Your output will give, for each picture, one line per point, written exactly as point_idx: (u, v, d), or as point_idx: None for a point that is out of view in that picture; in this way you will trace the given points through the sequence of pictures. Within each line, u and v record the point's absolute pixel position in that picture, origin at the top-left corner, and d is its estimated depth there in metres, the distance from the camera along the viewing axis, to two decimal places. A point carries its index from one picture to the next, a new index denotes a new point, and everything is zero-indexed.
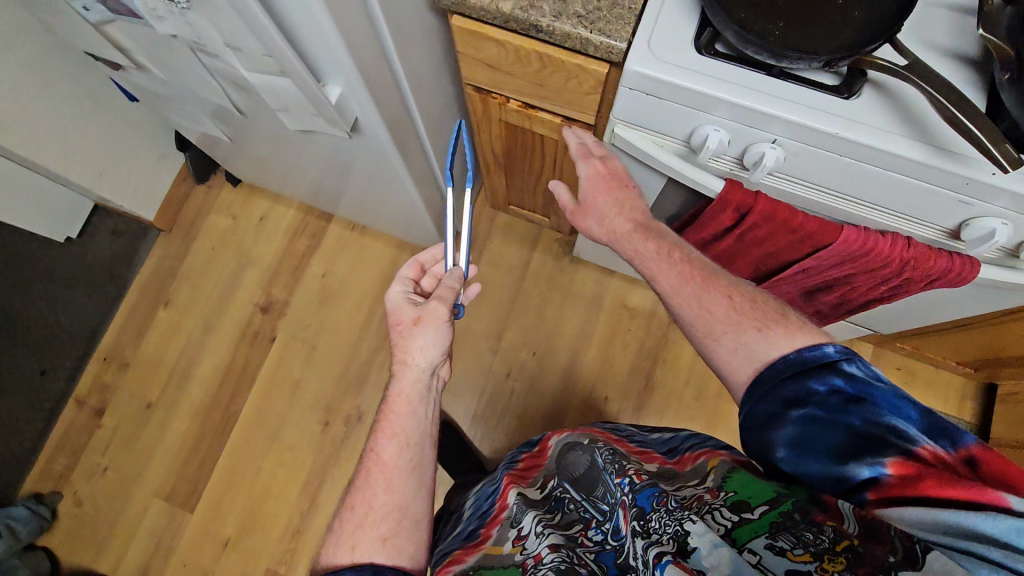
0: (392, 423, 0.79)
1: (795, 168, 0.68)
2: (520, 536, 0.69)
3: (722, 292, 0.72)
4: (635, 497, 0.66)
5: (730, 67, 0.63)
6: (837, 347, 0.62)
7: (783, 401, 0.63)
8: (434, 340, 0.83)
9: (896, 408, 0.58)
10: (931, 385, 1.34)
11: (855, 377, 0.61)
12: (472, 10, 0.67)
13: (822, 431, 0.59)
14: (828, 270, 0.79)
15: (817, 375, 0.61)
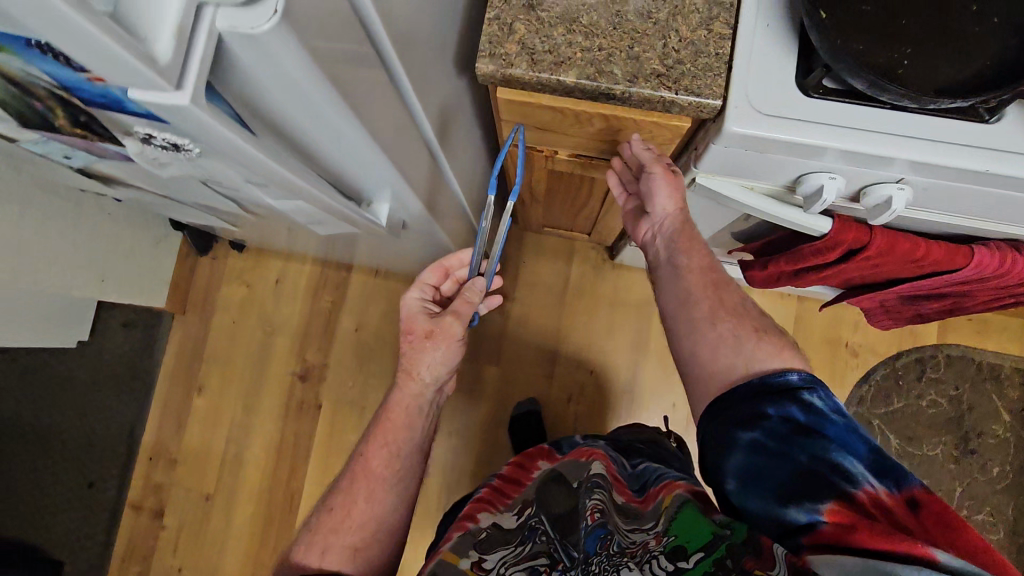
0: (389, 430, 0.75)
1: (922, 202, 0.59)
2: (482, 564, 0.59)
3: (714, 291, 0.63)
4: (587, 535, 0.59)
5: (846, 108, 0.53)
6: (801, 373, 0.56)
7: (735, 419, 0.55)
8: (445, 357, 0.80)
9: (847, 443, 0.52)
10: (1008, 331, 1.28)
11: (812, 407, 0.54)
12: (527, 86, 0.56)
13: (771, 463, 0.52)
14: (946, 287, 0.71)
15: (771, 401, 0.54)
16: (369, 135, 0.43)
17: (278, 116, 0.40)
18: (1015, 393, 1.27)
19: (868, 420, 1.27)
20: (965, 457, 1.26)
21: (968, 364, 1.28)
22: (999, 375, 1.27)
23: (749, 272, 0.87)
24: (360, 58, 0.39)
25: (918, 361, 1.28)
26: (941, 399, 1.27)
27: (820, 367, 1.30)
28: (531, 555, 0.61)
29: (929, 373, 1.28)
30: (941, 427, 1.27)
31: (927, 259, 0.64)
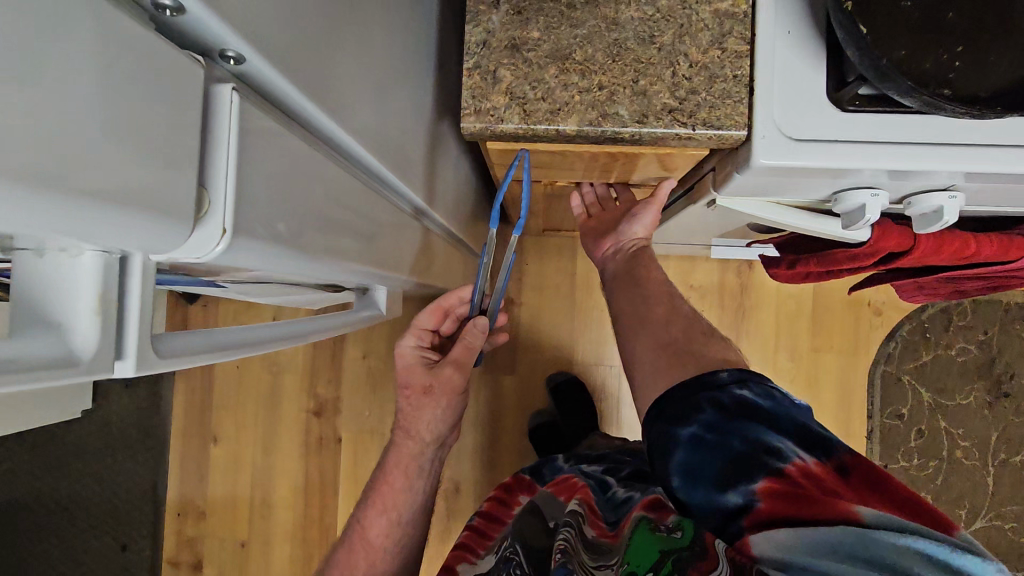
0: (386, 496, 0.75)
1: (975, 202, 0.52)
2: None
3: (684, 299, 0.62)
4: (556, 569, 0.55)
5: (891, 121, 0.46)
6: (732, 370, 0.50)
7: (673, 419, 0.49)
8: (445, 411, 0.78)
9: (782, 426, 0.47)
10: None
11: (742, 397, 0.48)
12: (522, 139, 0.50)
13: (709, 458, 0.46)
14: (992, 274, 0.66)
15: (704, 397, 0.49)
16: (336, 236, 0.39)
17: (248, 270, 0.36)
18: None
19: (898, 378, 1.24)
20: (1000, 401, 1.23)
21: (995, 306, 1.24)
22: None
23: (771, 271, 0.81)
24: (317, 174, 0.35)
25: (944, 311, 1.24)
26: (970, 346, 1.24)
27: (845, 331, 1.26)
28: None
29: (956, 321, 1.24)
30: (973, 375, 1.24)
31: (976, 256, 0.59)
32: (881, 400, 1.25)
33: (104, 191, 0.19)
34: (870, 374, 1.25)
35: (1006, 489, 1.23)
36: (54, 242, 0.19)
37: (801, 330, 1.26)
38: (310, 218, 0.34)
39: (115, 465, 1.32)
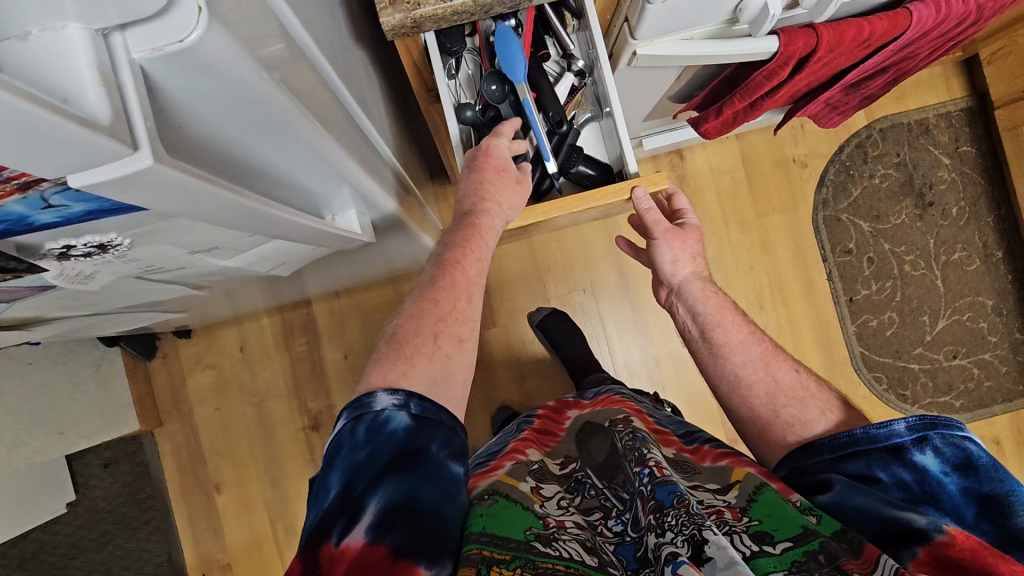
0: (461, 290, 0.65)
1: None
2: (541, 491, 0.63)
3: (789, 369, 0.68)
4: (655, 489, 0.54)
5: None
6: (909, 421, 0.53)
7: (844, 466, 0.56)
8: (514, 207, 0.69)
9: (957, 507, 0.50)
10: (924, 84, 1.34)
11: (920, 462, 0.52)
12: (442, 21, 0.51)
13: (869, 497, 0.52)
14: (891, 58, 0.72)
15: (876, 451, 0.54)
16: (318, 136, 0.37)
17: (237, 158, 0.34)
18: (947, 137, 1.35)
19: (838, 218, 1.34)
20: (928, 211, 1.35)
21: (899, 130, 1.35)
22: (928, 128, 1.35)
23: (703, 129, 0.85)
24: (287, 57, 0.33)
25: (859, 147, 1.34)
26: (889, 171, 1.35)
27: (781, 190, 1.34)
28: (588, 511, 0.62)
29: (871, 153, 1.35)
30: (899, 195, 1.35)
31: (872, 37, 0.64)
32: (830, 243, 1.34)
33: None
34: (815, 223, 1.34)
35: (954, 286, 1.35)
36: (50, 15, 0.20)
37: (743, 201, 1.33)
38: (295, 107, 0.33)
39: (121, 548, 1.24)
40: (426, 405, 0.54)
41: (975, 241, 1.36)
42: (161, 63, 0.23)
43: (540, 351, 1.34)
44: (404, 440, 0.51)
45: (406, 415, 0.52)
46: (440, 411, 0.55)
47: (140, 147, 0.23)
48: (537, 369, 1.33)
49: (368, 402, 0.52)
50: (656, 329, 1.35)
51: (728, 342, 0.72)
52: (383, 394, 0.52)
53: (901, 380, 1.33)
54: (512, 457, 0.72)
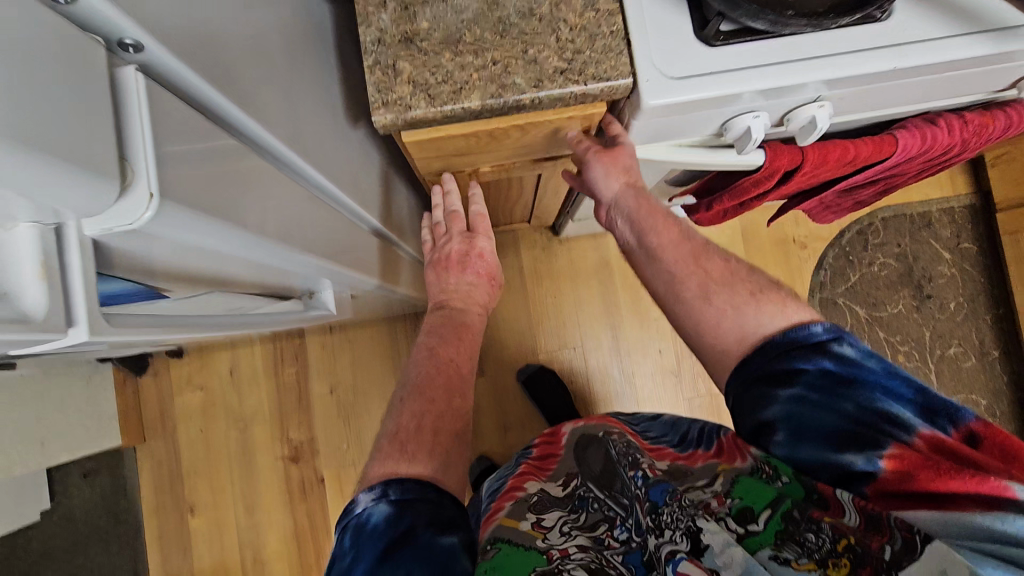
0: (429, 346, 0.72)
1: (843, 108, 0.59)
2: (542, 525, 0.65)
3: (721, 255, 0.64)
4: (650, 490, 0.62)
5: (753, 50, 0.52)
6: (824, 324, 0.55)
7: (769, 378, 0.55)
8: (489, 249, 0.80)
9: (890, 388, 0.51)
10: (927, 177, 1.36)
11: (842, 355, 0.53)
12: (434, 123, 0.53)
13: (815, 415, 0.52)
14: (879, 176, 0.73)
15: (797, 359, 0.54)
16: (286, 245, 0.40)
17: (205, 275, 0.37)
18: (949, 231, 1.35)
19: (834, 301, 1.34)
20: (926, 303, 1.35)
21: (902, 220, 1.35)
22: (930, 221, 1.35)
23: (695, 216, 0.86)
24: (258, 181, 0.36)
25: (860, 233, 1.35)
26: (889, 260, 1.35)
27: (779, 268, 1.35)
28: (591, 524, 0.65)
29: (871, 240, 1.35)
30: (897, 284, 1.35)
31: (857, 159, 0.66)
32: None
33: (80, 180, 0.22)
34: (811, 304, 1.34)
35: (948, 381, 1.33)
36: (3, 219, 0.22)
37: None
38: (259, 228, 0.36)
39: (89, 561, 1.24)
40: (404, 487, 0.54)
41: (972, 338, 1.35)
42: (112, 238, 0.25)
43: (524, 404, 1.34)
44: (386, 530, 0.51)
45: (385, 503, 0.53)
46: (423, 487, 0.54)
47: (79, 323, 0.26)
48: (520, 421, 1.33)
49: (354, 508, 0.54)
50: (643, 394, 1.35)
51: (664, 244, 0.64)
52: (361, 491, 0.53)
53: None
54: (512, 493, 0.74)
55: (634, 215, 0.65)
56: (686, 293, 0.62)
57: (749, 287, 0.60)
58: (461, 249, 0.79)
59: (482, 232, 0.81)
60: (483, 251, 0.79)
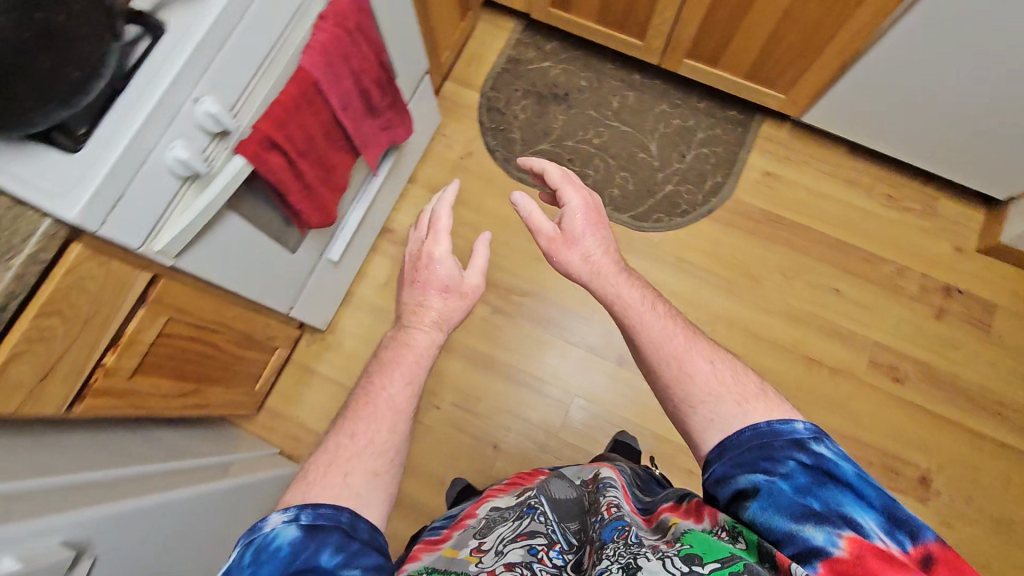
0: (393, 381, 0.66)
1: (226, 89, 0.70)
2: (478, 548, 0.67)
3: (705, 357, 0.74)
4: (602, 531, 0.63)
5: (102, 128, 0.61)
6: (805, 425, 0.62)
7: (754, 458, 0.61)
8: (454, 311, 0.73)
9: (860, 487, 0.55)
10: (485, 43, 1.64)
11: (815, 451, 0.59)
12: None
13: (784, 495, 0.57)
14: (346, 84, 0.87)
15: (779, 446, 0.61)
16: None
17: None
18: (530, 54, 1.62)
19: (526, 158, 1.54)
20: (570, 99, 1.58)
21: (502, 76, 1.61)
22: (514, 61, 1.62)
23: (308, 221, 0.98)
24: None
25: (489, 108, 1.58)
26: (522, 102, 1.59)
27: (474, 182, 1.53)
28: (525, 533, 0.66)
29: (500, 105, 1.59)
30: (543, 109, 1.58)
31: (294, 97, 0.79)
32: (536, 177, 1.53)
33: None
34: (517, 175, 1.53)
35: (635, 122, 1.57)
36: None
37: (459, 212, 1.50)
38: None
39: None
40: (318, 512, 0.53)
41: (616, 85, 1.59)
42: None
43: (442, 450, 1.34)
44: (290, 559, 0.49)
45: (294, 529, 0.51)
46: (337, 513, 0.54)
47: None
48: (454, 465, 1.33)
49: (260, 524, 0.51)
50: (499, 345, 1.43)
51: (653, 353, 0.76)
52: (273, 511, 0.51)
53: (671, 204, 1.50)
54: (461, 526, 0.75)
55: (625, 306, 0.80)
56: (678, 396, 0.72)
57: (735, 397, 0.69)
58: (443, 303, 0.72)
59: (432, 284, 0.72)
60: (450, 312, 0.72)
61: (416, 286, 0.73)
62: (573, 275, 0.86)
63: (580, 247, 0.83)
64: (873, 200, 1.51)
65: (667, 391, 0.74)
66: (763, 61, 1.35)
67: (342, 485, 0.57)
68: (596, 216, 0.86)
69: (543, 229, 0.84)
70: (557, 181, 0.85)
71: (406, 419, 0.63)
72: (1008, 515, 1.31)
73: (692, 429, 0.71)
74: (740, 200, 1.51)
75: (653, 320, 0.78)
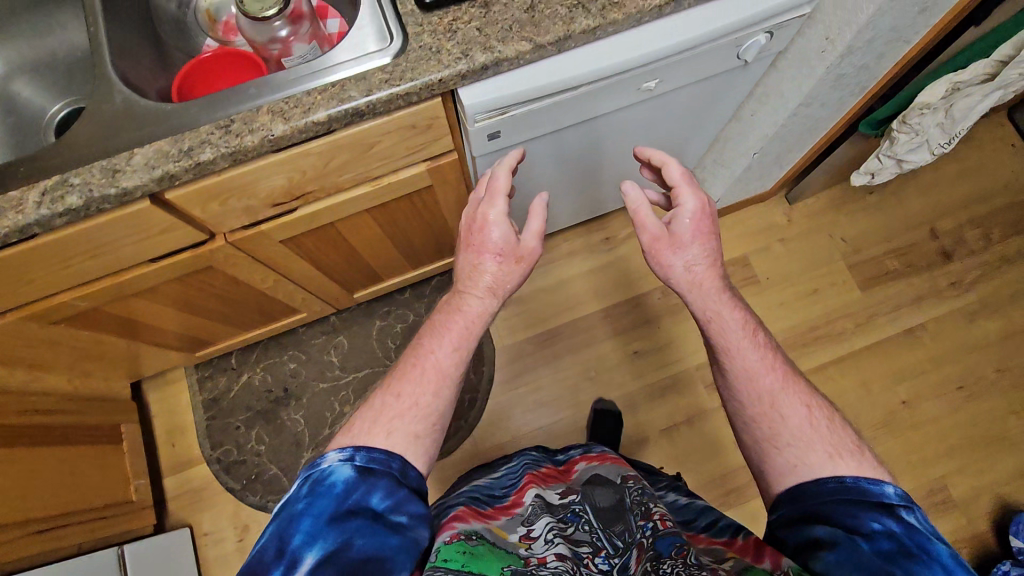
0: (442, 342, 0.72)
1: None
2: (528, 535, 0.71)
3: (804, 401, 0.70)
4: (657, 541, 0.68)
5: None
6: (897, 491, 0.61)
7: (834, 512, 0.62)
8: (508, 277, 0.75)
9: (946, 572, 0.55)
10: (169, 407, 1.40)
11: (907, 521, 0.59)
12: None
13: (863, 552, 0.57)
14: None
15: (866, 507, 0.60)
16: None
17: None
18: (223, 381, 1.41)
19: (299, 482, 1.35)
20: (293, 392, 1.41)
21: (214, 424, 1.39)
22: (213, 399, 1.40)
23: None
24: None
25: (225, 465, 1.36)
26: (252, 433, 1.38)
27: None
28: (573, 539, 0.72)
29: (234, 452, 1.37)
30: (277, 420, 1.39)
31: None
32: None
33: None
34: None
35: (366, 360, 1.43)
36: None
37: None
38: None
39: None
40: (372, 454, 0.62)
41: (320, 342, 1.44)
42: None
43: None
44: (343, 496, 0.59)
45: (350, 466, 0.60)
46: (388, 458, 0.63)
47: None
48: None
49: (320, 462, 0.60)
50: None
51: (744, 385, 0.72)
52: (333, 450, 0.60)
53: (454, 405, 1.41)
54: (508, 511, 0.77)
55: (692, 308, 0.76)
56: (757, 418, 0.70)
57: (827, 448, 0.66)
58: (488, 278, 0.74)
59: (517, 257, 0.75)
60: (501, 285, 0.75)
61: (481, 253, 0.74)
62: (664, 279, 0.78)
63: (683, 260, 0.75)
64: (599, 253, 1.50)
65: (739, 407, 0.72)
66: (421, 255, 1.25)
67: (386, 443, 0.64)
68: (711, 226, 0.75)
69: (643, 215, 0.76)
70: (676, 180, 0.75)
71: (449, 387, 0.70)
72: (886, 412, 1.39)
73: (763, 462, 0.69)
74: (504, 348, 1.45)
75: (760, 343, 0.73)
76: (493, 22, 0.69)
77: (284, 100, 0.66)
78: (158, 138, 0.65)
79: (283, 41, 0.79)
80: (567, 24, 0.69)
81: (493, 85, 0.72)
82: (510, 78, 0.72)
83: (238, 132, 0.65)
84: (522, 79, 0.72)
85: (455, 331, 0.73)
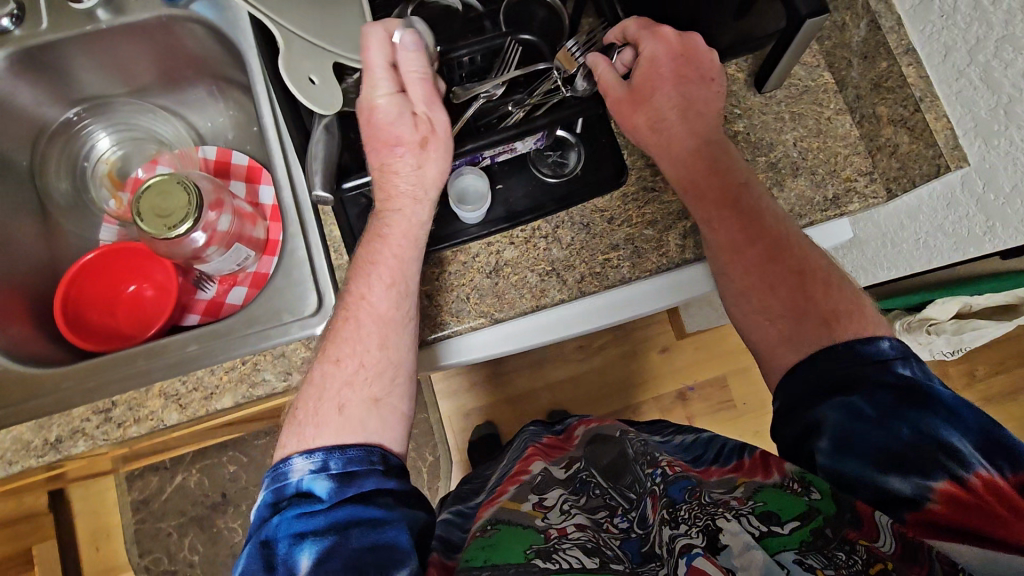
0: (381, 270, 0.51)
1: None
2: (541, 503, 0.53)
3: (816, 279, 0.51)
4: (667, 486, 0.49)
5: None
6: (892, 342, 0.47)
7: (830, 385, 0.46)
8: (423, 158, 0.51)
9: (949, 417, 0.42)
10: (95, 507, 1.30)
11: (904, 374, 0.45)
12: None
13: (873, 418, 0.43)
14: None
15: (874, 373, 0.45)
16: None
17: None
18: (154, 484, 1.30)
19: None
20: (232, 499, 1.29)
21: (143, 532, 1.29)
22: (143, 505, 1.29)
23: None
24: None
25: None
26: (185, 545, 1.28)
27: None
28: (591, 508, 0.53)
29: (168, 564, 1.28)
30: (212, 531, 1.29)
31: None
32: None
33: None
34: None
35: None
36: None
37: None
38: None
39: None
40: (347, 451, 0.46)
41: (263, 442, 1.30)
42: None
43: None
44: (330, 499, 0.43)
45: (326, 476, 0.44)
46: (369, 450, 0.47)
47: None
48: None
49: (284, 469, 0.44)
50: None
51: (756, 266, 0.53)
52: (294, 454, 0.44)
53: None
54: (515, 479, 0.58)
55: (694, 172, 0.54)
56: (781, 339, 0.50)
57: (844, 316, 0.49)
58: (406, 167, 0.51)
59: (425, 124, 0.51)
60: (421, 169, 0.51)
61: (394, 147, 0.51)
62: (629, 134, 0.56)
63: (673, 90, 0.54)
64: (570, 360, 1.41)
65: (751, 314, 0.52)
66: None
67: (340, 420, 0.47)
68: (692, 70, 0.54)
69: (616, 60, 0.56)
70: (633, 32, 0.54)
71: (400, 331, 0.51)
72: None
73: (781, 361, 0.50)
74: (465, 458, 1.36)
75: (740, 207, 0.53)
76: (446, 290, 0.57)
77: (180, 381, 0.54)
78: (19, 422, 0.53)
79: (202, 240, 0.64)
80: (536, 298, 0.57)
81: (479, 341, 0.58)
82: (511, 333, 0.58)
83: (121, 421, 0.53)
84: (516, 333, 0.58)
85: (389, 271, 0.51)
